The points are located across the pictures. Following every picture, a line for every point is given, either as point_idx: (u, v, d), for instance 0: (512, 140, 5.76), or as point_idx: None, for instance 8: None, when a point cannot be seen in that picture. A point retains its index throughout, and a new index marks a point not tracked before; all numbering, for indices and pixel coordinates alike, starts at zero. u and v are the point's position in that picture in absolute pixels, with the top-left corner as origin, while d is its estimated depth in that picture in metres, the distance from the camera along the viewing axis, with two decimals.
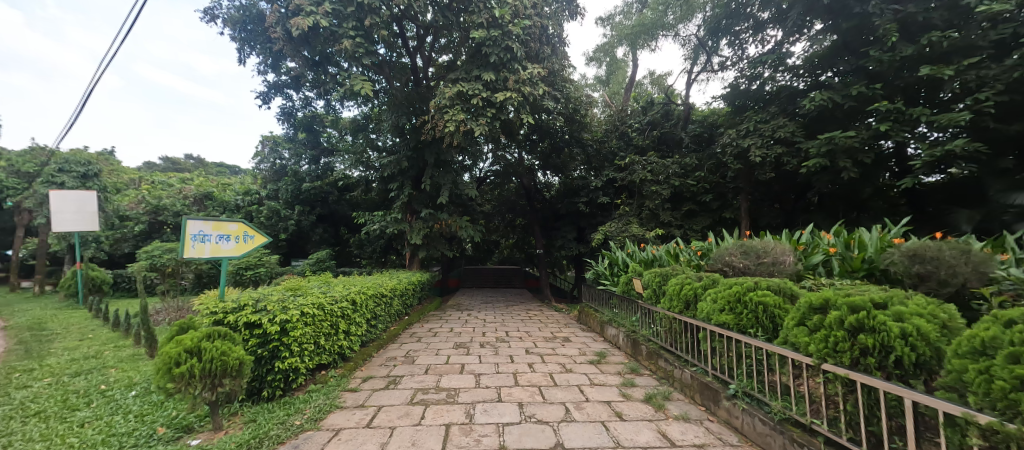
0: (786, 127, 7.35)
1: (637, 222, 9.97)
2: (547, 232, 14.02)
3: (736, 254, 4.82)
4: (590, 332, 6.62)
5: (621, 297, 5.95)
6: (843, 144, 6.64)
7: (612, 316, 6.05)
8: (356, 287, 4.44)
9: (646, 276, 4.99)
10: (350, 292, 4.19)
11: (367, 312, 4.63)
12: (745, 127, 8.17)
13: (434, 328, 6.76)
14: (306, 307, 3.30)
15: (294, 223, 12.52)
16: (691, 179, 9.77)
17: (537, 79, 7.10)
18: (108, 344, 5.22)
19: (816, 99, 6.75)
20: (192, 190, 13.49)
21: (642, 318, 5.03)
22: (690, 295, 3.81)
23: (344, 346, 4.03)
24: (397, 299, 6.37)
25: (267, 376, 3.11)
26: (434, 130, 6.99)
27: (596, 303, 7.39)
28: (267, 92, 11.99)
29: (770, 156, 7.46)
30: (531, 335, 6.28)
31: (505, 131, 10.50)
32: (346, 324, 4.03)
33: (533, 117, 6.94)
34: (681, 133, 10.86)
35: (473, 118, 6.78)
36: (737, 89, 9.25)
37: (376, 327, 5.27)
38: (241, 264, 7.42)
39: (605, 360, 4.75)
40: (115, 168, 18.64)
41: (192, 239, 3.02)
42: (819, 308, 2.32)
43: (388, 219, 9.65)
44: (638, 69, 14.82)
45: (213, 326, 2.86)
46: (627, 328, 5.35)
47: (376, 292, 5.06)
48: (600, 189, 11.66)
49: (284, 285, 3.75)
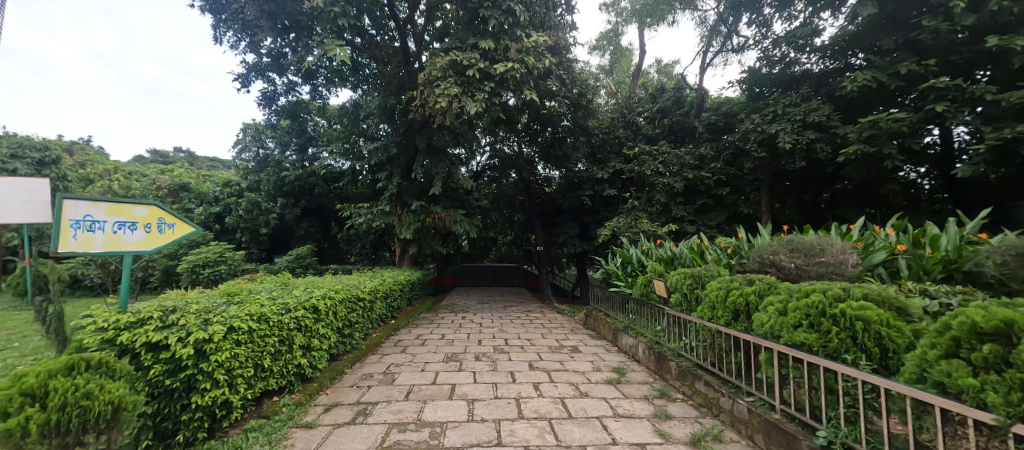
0: (820, 110, 6.58)
1: (647, 217, 9.18)
2: (548, 229, 13.21)
3: (782, 252, 4.00)
4: (600, 339, 5.83)
5: (638, 302, 5.15)
6: (888, 128, 5.86)
7: (629, 323, 5.24)
8: (323, 290, 3.60)
9: (673, 277, 4.20)
10: (312, 297, 3.33)
11: (338, 322, 3.78)
12: (771, 111, 7.37)
13: (423, 335, 5.94)
14: (237, 321, 2.44)
15: (276, 216, 11.64)
16: (706, 170, 9.01)
17: (543, 49, 6.23)
18: (24, 358, 4.34)
19: (857, 79, 5.97)
20: (166, 181, 12.56)
21: (667, 328, 4.20)
22: (742, 304, 3.03)
23: (304, 365, 3.20)
24: (380, 302, 5.53)
25: (181, 415, 2.26)
26: (424, 108, 6.14)
27: (606, 306, 6.59)
28: (246, 75, 11.09)
29: (802, 142, 6.66)
30: (534, 343, 5.47)
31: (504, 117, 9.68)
32: (305, 337, 3.18)
33: (537, 95, 6.10)
34: (694, 121, 10.08)
35: (468, 92, 5.93)
36: (757, 73, 8.54)
37: (352, 336, 4.44)
38: (198, 261, 6.60)
39: (626, 379, 3.93)
40: (91, 159, 17.70)
41: (72, 227, 2.16)
42: (990, 335, 1.52)
43: (375, 211, 8.78)
44: (644, 57, 14.04)
45: (95, 350, 2.02)
46: (648, 338, 4.55)
47: (352, 296, 4.22)
48: (606, 182, 10.87)
49: (221, 289, 2.90)
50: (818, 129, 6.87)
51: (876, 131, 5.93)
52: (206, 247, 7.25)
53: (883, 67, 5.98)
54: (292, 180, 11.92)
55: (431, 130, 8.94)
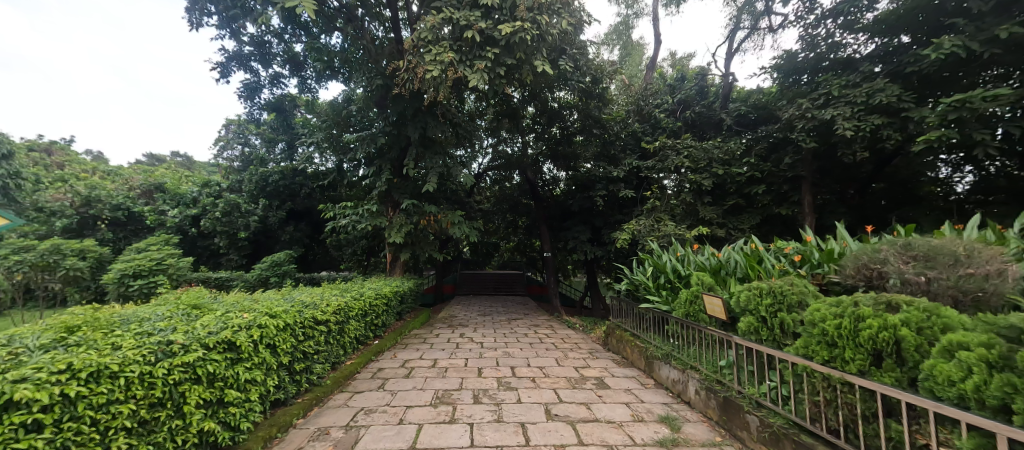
0: (889, 90, 5.50)
1: (670, 219, 8.09)
2: (555, 234, 12.08)
3: (896, 261, 2.83)
4: (629, 368, 4.71)
5: (680, 323, 4.06)
6: (982, 108, 4.77)
7: (669, 349, 4.12)
8: (252, 315, 2.48)
9: (743, 293, 3.11)
10: (225, 328, 2.19)
11: (276, 359, 2.63)
12: (823, 94, 6.30)
13: (410, 362, 4.81)
14: (30, 389, 1.31)
15: (258, 219, 10.60)
16: (738, 166, 7.91)
17: (558, 7, 5.20)
18: None
19: (940, 48, 4.91)
20: (141, 182, 11.66)
21: (735, 363, 3.07)
22: (886, 342, 1.96)
23: (214, 432, 2.08)
24: (355, 321, 4.43)
25: None
26: (414, 81, 5.13)
27: (632, 325, 5.47)
28: (227, 65, 10.12)
29: (866, 129, 5.59)
30: (547, 374, 4.34)
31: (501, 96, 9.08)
32: (212, 392, 2.04)
33: (550, 67, 5.07)
34: (721, 113, 9.04)
35: (467, 60, 4.96)
36: (797, 55, 7.51)
37: (308, 371, 3.31)
38: (129, 271, 6.16)
39: (684, 438, 2.80)
40: (72, 161, 16.84)
41: None
42: None
43: (361, 212, 7.73)
44: (658, 49, 13.05)
45: None
46: (702, 373, 3.43)
47: (305, 320, 3.08)
48: (621, 180, 9.78)
49: (56, 323, 1.78)
50: (884, 113, 5.80)
51: (965, 112, 4.85)
52: (149, 251, 6.92)
53: (972, 34, 4.94)
54: (276, 179, 10.89)
55: (426, 118, 7.85)
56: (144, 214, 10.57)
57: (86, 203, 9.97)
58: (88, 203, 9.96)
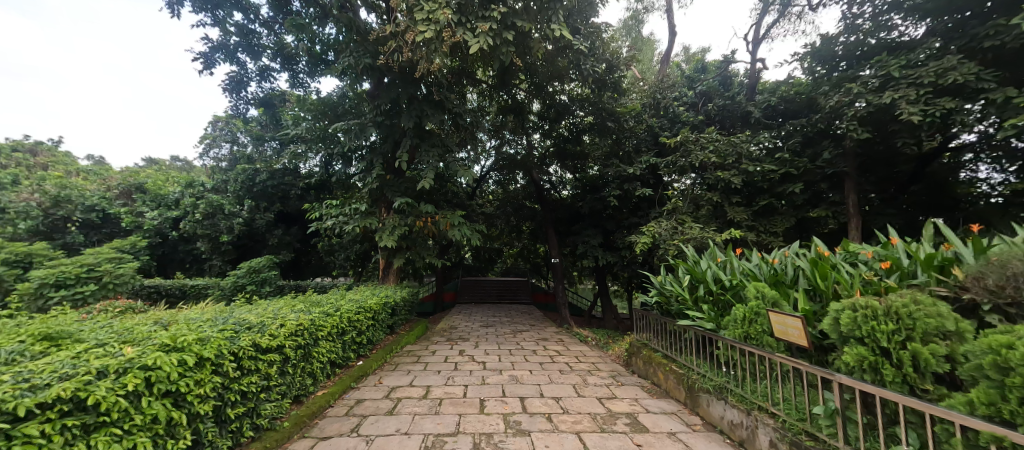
0: (964, 66, 4.69)
1: (693, 222, 7.25)
2: (563, 239, 11.21)
3: None
4: (667, 401, 3.81)
5: (735, 347, 3.19)
6: None
7: (722, 380, 3.23)
8: (137, 352, 1.66)
9: (841, 312, 2.25)
10: (62, 379, 1.35)
11: (183, 413, 1.77)
12: (877, 75, 5.47)
13: (395, 391, 3.92)
14: None
15: (243, 221, 9.81)
16: (771, 163, 7.08)
17: None
18: None
19: None
20: (121, 183, 10.95)
21: (841, 413, 2.19)
22: None
23: None
24: (326, 341, 3.58)
25: None
26: (405, 51, 4.35)
27: (663, 344, 4.56)
28: (212, 57, 9.43)
29: (936, 114, 4.79)
30: (566, 410, 3.45)
31: (505, 86, 8.33)
32: None
33: (566, 33, 4.35)
34: (748, 105, 8.23)
35: (467, 22, 4.26)
36: (836, 38, 6.73)
37: (250, 418, 2.44)
38: (52, 280, 5.66)
39: None
40: (60, 161, 16.30)
41: None
42: None
43: (349, 211, 6.93)
44: (672, 43, 12.26)
45: None
46: (782, 421, 2.54)
47: (237, 351, 2.21)
48: (637, 179, 8.93)
49: None
50: (956, 95, 4.99)
51: None
52: (84, 255, 6.33)
53: None
54: (264, 179, 10.14)
55: (421, 105, 7.07)
56: (120, 215, 9.85)
57: (55, 204, 9.24)
58: (57, 203, 9.24)
